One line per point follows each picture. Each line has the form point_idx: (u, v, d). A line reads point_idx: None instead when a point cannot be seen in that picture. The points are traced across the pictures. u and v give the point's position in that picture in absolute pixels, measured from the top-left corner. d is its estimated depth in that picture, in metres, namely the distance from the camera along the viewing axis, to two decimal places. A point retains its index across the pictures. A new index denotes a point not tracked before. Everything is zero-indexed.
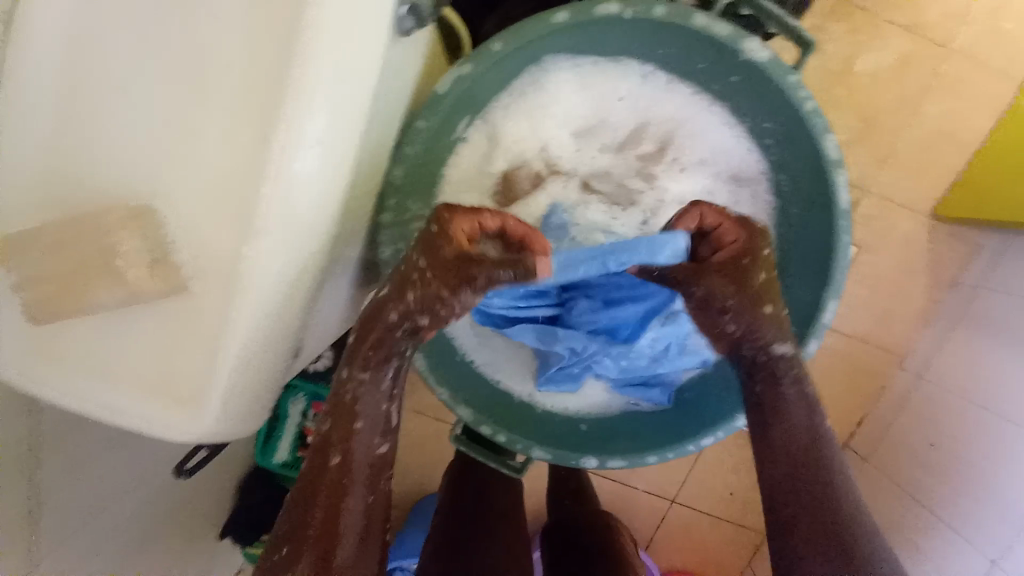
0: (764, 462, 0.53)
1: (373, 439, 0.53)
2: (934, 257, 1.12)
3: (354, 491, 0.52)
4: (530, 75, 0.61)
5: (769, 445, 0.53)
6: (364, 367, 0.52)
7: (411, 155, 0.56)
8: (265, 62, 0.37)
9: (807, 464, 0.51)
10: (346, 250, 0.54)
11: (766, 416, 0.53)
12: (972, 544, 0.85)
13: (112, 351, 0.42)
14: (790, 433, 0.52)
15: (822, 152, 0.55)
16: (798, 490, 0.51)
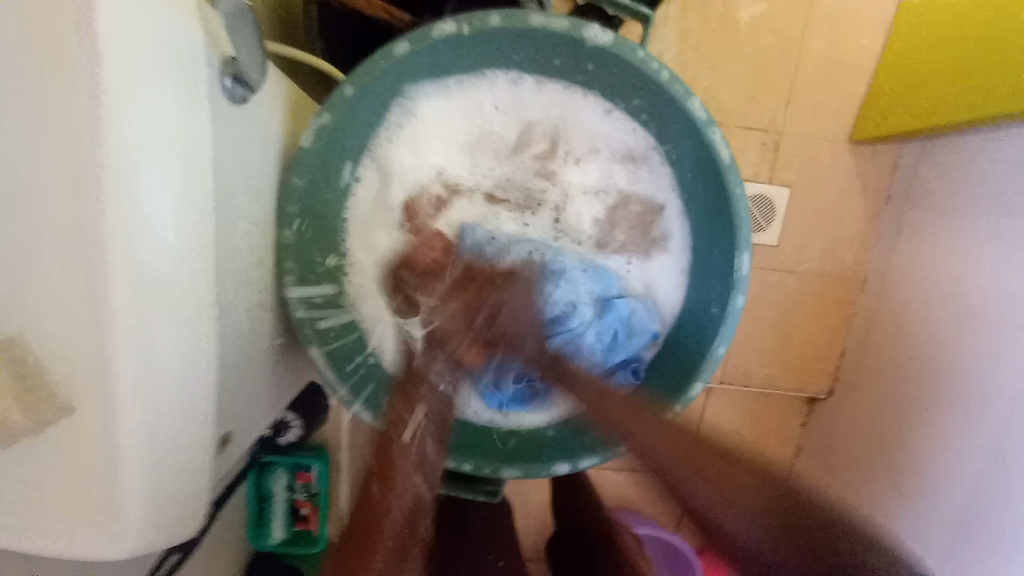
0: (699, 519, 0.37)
1: (408, 446, 0.50)
2: (862, 178, 1.14)
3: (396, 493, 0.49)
4: (400, 107, 0.61)
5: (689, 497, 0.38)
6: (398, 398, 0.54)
7: (297, 214, 0.55)
8: (69, 160, 0.36)
9: (772, 521, 0.34)
10: (246, 325, 0.52)
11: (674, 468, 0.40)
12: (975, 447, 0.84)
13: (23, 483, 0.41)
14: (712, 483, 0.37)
15: (690, 115, 0.56)
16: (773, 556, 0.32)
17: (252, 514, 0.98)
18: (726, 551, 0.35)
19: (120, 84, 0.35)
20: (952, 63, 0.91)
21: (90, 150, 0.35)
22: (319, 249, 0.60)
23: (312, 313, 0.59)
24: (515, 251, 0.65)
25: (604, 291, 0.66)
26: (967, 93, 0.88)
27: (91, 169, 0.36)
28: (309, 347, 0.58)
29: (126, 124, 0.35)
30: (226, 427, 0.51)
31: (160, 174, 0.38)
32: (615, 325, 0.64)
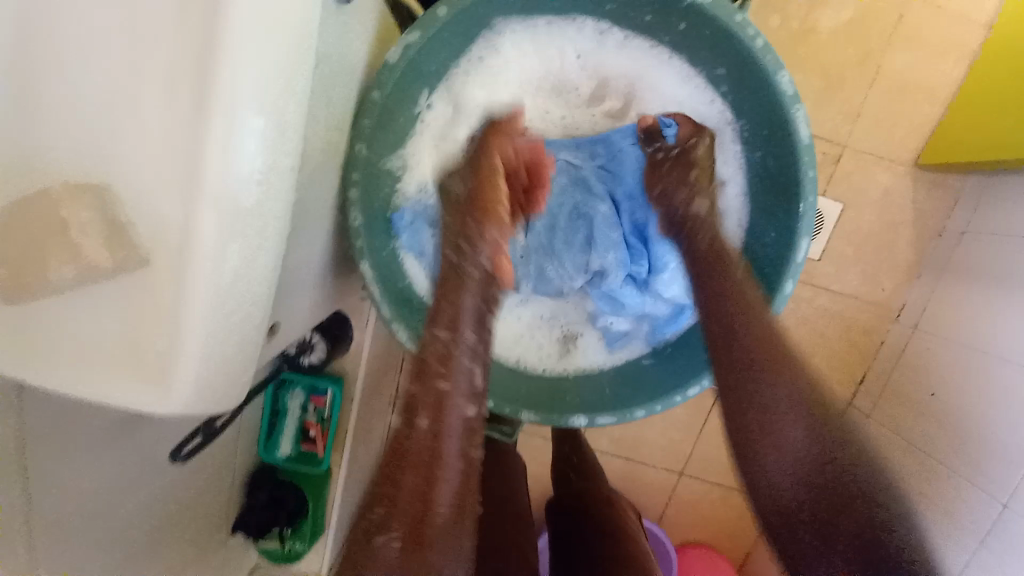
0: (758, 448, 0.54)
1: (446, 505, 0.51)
2: (918, 208, 1.11)
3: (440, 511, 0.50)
4: (485, 42, 0.62)
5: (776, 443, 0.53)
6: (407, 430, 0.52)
7: (372, 128, 0.57)
8: (196, 30, 0.39)
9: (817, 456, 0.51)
10: (307, 233, 0.54)
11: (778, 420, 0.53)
12: (984, 494, 0.83)
13: (83, 332, 0.43)
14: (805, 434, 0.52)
15: (776, 90, 0.55)
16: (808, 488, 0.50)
17: (264, 424, 1.04)
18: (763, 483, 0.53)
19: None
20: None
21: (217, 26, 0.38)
22: (383, 171, 0.62)
23: (368, 230, 0.61)
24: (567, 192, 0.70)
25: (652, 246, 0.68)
26: None
27: (211, 41, 0.38)
28: (360, 260, 0.60)
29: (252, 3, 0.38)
30: (277, 319, 0.54)
31: (263, 61, 0.39)
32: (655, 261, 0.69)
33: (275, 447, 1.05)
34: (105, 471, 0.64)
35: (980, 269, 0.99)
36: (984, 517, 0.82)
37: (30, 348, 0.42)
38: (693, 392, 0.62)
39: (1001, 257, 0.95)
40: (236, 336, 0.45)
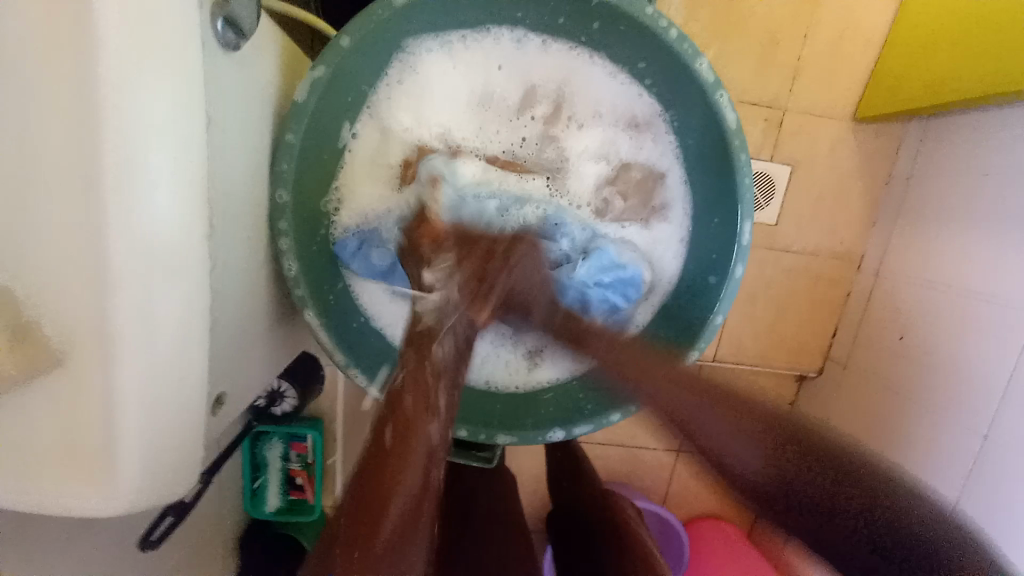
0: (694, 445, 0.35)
1: (424, 464, 0.43)
2: (864, 158, 1.13)
3: (408, 479, 0.42)
4: (402, 64, 0.59)
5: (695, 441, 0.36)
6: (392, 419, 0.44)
7: (292, 172, 0.54)
8: (61, 106, 0.35)
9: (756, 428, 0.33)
10: (238, 291, 0.51)
11: (664, 405, 0.39)
12: (965, 428, 0.86)
13: (10, 444, 0.40)
14: (711, 411, 0.35)
15: (697, 78, 0.54)
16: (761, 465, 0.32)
17: (246, 482, 1.00)
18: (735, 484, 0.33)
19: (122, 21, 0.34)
20: (962, 41, 0.87)
21: (88, 100, 0.35)
22: (314, 212, 0.59)
23: (307, 276, 0.58)
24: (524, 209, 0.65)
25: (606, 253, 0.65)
26: (970, 75, 0.85)
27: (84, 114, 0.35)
28: (304, 310, 0.57)
29: (129, 68, 0.35)
30: (221, 387, 0.51)
31: (145, 132, 0.36)
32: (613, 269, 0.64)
33: (262, 501, 1.02)
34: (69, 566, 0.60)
35: (934, 211, 1.01)
36: (966, 450, 0.85)
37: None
38: None
39: (954, 198, 0.97)
40: (179, 413, 0.43)
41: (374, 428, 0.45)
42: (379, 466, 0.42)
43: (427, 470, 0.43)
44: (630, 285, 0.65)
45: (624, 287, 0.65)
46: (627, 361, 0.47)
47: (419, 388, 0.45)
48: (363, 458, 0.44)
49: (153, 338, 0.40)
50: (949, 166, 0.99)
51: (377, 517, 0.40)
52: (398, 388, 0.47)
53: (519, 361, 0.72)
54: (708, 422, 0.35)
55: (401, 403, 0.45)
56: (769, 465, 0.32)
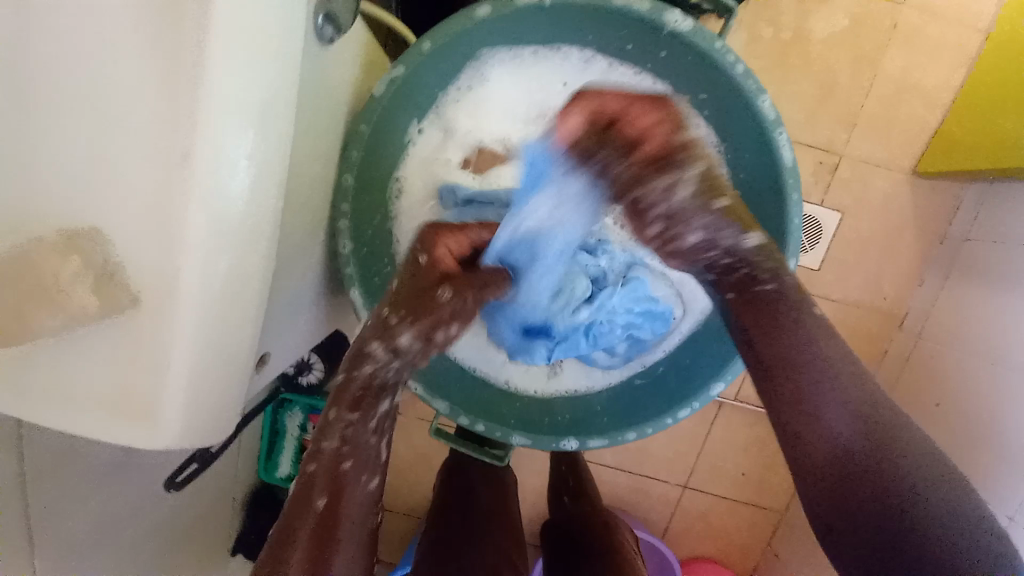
0: (792, 409, 0.47)
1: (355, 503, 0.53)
2: (918, 215, 1.09)
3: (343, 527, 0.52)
4: (472, 70, 0.62)
5: (805, 415, 0.46)
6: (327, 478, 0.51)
7: (359, 160, 0.58)
8: (176, 79, 0.40)
9: (867, 454, 0.44)
10: (293, 264, 0.55)
11: (805, 360, 0.48)
12: (988, 505, 0.82)
13: (77, 373, 0.44)
14: (842, 405, 0.46)
15: (758, 115, 0.56)
16: (855, 455, 0.44)
17: (264, 444, 1.04)
18: (817, 439, 0.46)
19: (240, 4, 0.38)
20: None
21: (197, 75, 0.39)
22: (371, 200, 0.63)
23: (357, 256, 0.62)
24: None
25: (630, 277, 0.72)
26: None
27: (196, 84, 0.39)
28: (350, 287, 0.61)
29: (237, 44, 0.38)
30: (266, 349, 0.55)
31: (239, 108, 0.39)
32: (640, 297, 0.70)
33: (274, 467, 1.05)
34: (101, 495, 0.65)
35: (984, 278, 0.97)
36: None
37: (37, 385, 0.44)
38: (683, 414, 0.63)
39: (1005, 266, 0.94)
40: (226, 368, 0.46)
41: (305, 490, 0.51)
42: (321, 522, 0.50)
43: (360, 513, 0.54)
44: (659, 318, 0.70)
45: (653, 320, 0.70)
46: (787, 370, 0.48)
47: (353, 441, 0.53)
48: (293, 518, 0.51)
49: (219, 295, 0.43)
50: (1004, 232, 0.96)
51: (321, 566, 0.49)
52: (327, 438, 0.53)
53: (541, 367, 0.73)
54: (802, 353, 0.48)
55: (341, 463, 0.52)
56: (857, 451, 0.44)
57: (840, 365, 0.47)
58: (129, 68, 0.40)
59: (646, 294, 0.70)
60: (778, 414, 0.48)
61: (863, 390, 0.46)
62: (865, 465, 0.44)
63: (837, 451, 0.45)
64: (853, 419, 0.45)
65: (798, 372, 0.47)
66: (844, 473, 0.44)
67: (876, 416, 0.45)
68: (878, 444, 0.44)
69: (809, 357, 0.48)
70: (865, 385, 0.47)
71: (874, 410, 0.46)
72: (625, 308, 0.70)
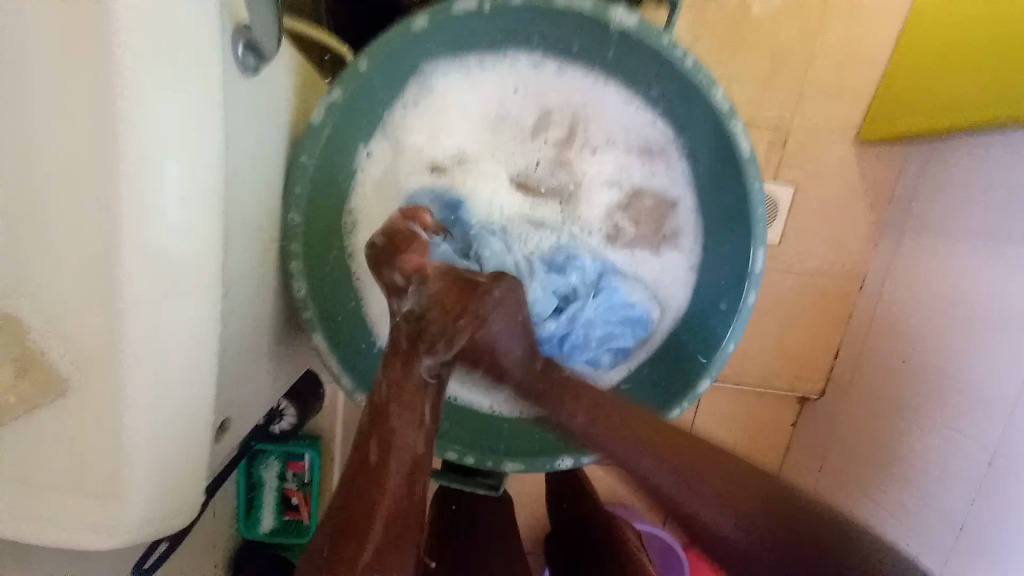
0: (684, 518, 0.49)
1: (404, 455, 0.49)
2: (868, 179, 1.11)
3: (388, 489, 0.48)
4: (418, 86, 0.59)
5: (691, 520, 0.49)
6: (372, 422, 0.49)
7: (304, 194, 0.54)
8: (83, 134, 0.35)
9: (746, 524, 0.47)
10: (244, 317, 0.50)
11: (673, 487, 0.49)
12: (970, 449, 0.84)
13: (20, 472, 0.40)
14: (709, 498, 0.48)
15: (714, 107, 0.55)
16: (742, 535, 0.47)
17: (242, 501, 0.98)
18: (709, 534, 0.48)
19: (137, 39, 0.33)
20: (959, 72, 0.88)
21: (107, 127, 0.34)
22: (325, 235, 0.59)
23: (316, 298, 0.57)
24: (539, 239, 0.67)
25: (600, 274, 0.66)
26: (966, 105, 0.86)
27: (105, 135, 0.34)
28: (312, 332, 0.57)
29: (145, 86, 0.34)
30: (228, 411, 0.50)
31: (160, 157, 0.35)
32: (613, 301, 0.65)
33: (256, 523, 0.99)
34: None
35: (940, 232, 0.99)
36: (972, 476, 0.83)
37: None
38: (675, 413, 0.63)
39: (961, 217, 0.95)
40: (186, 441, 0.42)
41: (359, 437, 0.50)
42: (362, 476, 0.48)
43: (411, 483, 0.49)
44: (637, 325, 0.66)
45: (632, 326, 0.66)
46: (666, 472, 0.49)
47: (404, 403, 0.49)
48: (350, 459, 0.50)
49: (171, 361, 0.39)
50: (953, 184, 0.98)
51: (359, 544, 0.46)
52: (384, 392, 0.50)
53: None
54: (665, 478, 0.49)
55: (386, 415, 0.49)
56: (750, 535, 0.47)
57: (686, 457, 0.50)
58: (24, 131, 0.35)
59: (624, 302, 0.66)
60: (678, 522, 0.50)
61: (697, 463, 0.49)
62: (758, 548, 0.47)
63: (728, 540, 0.48)
64: (719, 499, 0.48)
65: (659, 486, 0.49)
66: (743, 552, 0.47)
67: (731, 481, 0.49)
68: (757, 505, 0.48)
69: (664, 467, 0.49)
70: (704, 453, 0.50)
71: (727, 476, 0.49)
72: (603, 320, 0.66)
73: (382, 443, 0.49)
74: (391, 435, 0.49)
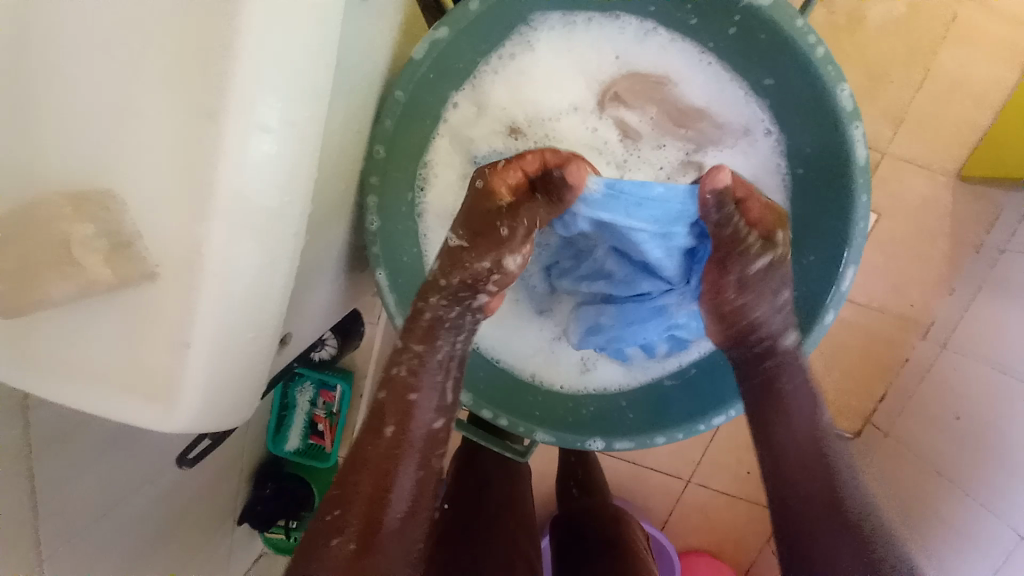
0: (770, 418, 0.53)
1: (428, 410, 0.51)
2: (954, 221, 0.98)
3: (405, 469, 0.48)
4: (520, 37, 0.58)
5: (778, 415, 0.53)
6: (395, 388, 0.50)
7: (393, 129, 0.53)
8: (206, 33, 0.35)
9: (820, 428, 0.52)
10: (315, 244, 0.50)
11: (776, 396, 0.54)
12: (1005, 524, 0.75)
13: (88, 350, 0.41)
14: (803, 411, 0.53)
15: (834, 103, 0.50)
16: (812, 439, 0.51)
17: (274, 417, 1.03)
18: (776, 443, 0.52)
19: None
20: None
21: (228, 25, 0.34)
22: (400, 177, 0.59)
23: (384, 235, 0.58)
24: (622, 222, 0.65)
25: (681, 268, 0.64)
26: None
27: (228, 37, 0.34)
28: (377, 269, 0.57)
29: None
30: (287, 328, 0.51)
31: (275, 65, 0.35)
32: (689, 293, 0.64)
33: (283, 440, 1.04)
34: (98, 470, 0.62)
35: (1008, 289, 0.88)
36: (1001, 546, 0.75)
37: (45, 360, 0.41)
38: (717, 420, 0.60)
39: None
40: (237, 364, 0.42)
41: (372, 411, 0.50)
42: (380, 452, 0.48)
43: (427, 457, 0.50)
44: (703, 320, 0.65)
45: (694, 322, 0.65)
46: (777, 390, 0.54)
47: (416, 364, 0.51)
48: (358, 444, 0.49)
49: (251, 266, 0.39)
50: None
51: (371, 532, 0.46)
52: (398, 359, 0.52)
53: (573, 363, 0.72)
54: (792, 396, 0.53)
55: (403, 391, 0.50)
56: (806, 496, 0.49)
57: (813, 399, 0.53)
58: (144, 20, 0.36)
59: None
60: (760, 429, 0.54)
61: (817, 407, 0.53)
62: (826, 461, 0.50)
63: (799, 433, 0.52)
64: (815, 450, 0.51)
65: (766, 407, 0.54)
66: (800, 453, 0.51)
67: (821, 431, 0.52)
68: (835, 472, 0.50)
69: (770, 391, 0.54)
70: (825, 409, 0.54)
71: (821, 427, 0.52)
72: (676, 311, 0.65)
73: (403, 404, 0.50)
74: (412, 391, 0.50)
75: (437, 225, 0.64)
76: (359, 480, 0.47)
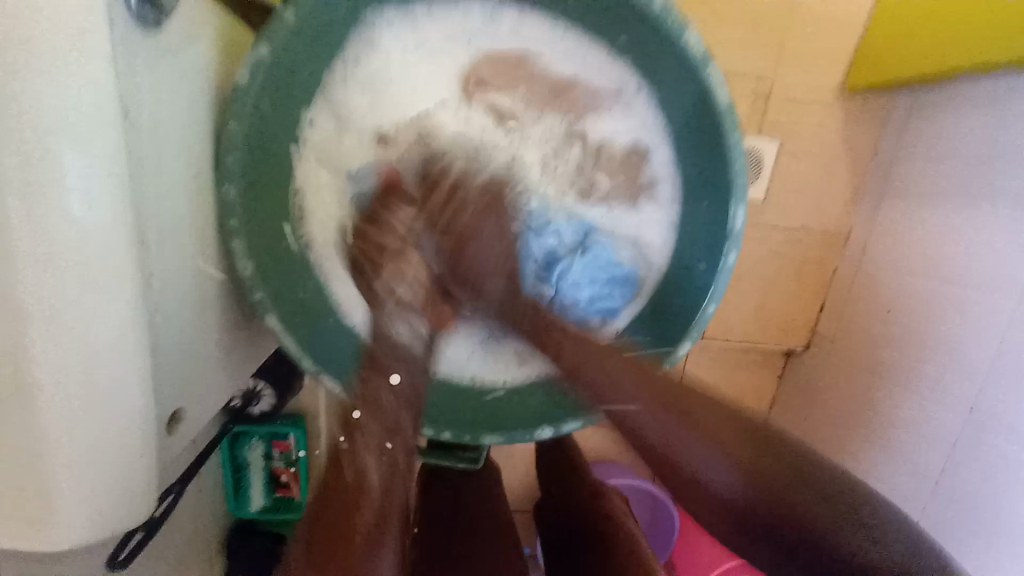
0: (665, 453, 0.47)
1: (391, 421, 0.50)
2: (852, 131, 1.01)
3: (367, 491, 0.48)
4: (359, 37, 0.53)
5: (664, 452, 0.47)
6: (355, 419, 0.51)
7: (239, 168, 0.48)
8: None
9: (727, 452, 0.45)
10: (190, 307, 0.47)
11: (649, 420, 0.47)
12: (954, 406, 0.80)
13: None
14: (677, 434, 0.46)
15: (686, 51, 0.50)
16: (721, 473, 0.45)
17: (228, 483, 0.96)
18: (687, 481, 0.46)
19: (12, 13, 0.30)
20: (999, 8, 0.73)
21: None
22: (269, 213, 0.54)
23: (268, 279, 0.53)
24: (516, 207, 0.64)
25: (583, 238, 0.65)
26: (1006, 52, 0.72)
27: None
28: (266, 316, 0.53)
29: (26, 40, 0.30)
30: (177, 405, 0.47)
31: (57, 129, 0.32)
32: (597, 260, 0.65)
33: (245, 501, 0.98)
34: None
35: (919, 188, 0.94)
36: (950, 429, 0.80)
37: None
38: None
39: (945, 174, 0.89)
40: (114, 462, 0.39)
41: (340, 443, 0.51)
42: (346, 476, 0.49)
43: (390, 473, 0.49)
44: (622, 284, 0.65)
45: (613, 287, 0.65)
46: (645, 408, 0.47)
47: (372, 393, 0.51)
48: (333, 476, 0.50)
49: (99, 348, 0.36)
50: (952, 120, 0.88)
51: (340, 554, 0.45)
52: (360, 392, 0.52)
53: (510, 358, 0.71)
54: (651, 429, 0.47)
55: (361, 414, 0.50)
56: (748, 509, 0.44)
57: (688, 411, 0.47)
58: None
59: (610, 260, 0.65)
60: (660, 465, 0.48)
61: (694, 411, 0.47)
62: (757, 488, 0.44)
63: (697, 474, 0.46)
64: (718, 455, 0.45)
65: (642, 434, 0.47)
66: (717, 481, 0.45)
67: (718, 426, 0.46)
68: (770, 490, 0.43)
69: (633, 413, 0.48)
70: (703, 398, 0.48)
71: (713, 422, 0.46)
72: (589, 280, 0.65)
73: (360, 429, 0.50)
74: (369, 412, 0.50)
75: (332, 250, 0.60)
76: (334, 514, 0.47)
